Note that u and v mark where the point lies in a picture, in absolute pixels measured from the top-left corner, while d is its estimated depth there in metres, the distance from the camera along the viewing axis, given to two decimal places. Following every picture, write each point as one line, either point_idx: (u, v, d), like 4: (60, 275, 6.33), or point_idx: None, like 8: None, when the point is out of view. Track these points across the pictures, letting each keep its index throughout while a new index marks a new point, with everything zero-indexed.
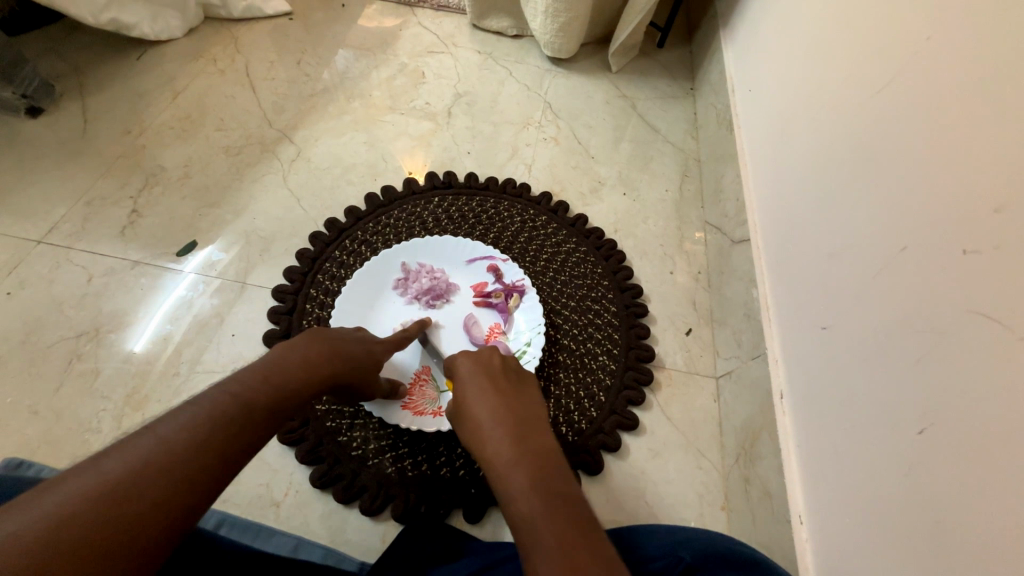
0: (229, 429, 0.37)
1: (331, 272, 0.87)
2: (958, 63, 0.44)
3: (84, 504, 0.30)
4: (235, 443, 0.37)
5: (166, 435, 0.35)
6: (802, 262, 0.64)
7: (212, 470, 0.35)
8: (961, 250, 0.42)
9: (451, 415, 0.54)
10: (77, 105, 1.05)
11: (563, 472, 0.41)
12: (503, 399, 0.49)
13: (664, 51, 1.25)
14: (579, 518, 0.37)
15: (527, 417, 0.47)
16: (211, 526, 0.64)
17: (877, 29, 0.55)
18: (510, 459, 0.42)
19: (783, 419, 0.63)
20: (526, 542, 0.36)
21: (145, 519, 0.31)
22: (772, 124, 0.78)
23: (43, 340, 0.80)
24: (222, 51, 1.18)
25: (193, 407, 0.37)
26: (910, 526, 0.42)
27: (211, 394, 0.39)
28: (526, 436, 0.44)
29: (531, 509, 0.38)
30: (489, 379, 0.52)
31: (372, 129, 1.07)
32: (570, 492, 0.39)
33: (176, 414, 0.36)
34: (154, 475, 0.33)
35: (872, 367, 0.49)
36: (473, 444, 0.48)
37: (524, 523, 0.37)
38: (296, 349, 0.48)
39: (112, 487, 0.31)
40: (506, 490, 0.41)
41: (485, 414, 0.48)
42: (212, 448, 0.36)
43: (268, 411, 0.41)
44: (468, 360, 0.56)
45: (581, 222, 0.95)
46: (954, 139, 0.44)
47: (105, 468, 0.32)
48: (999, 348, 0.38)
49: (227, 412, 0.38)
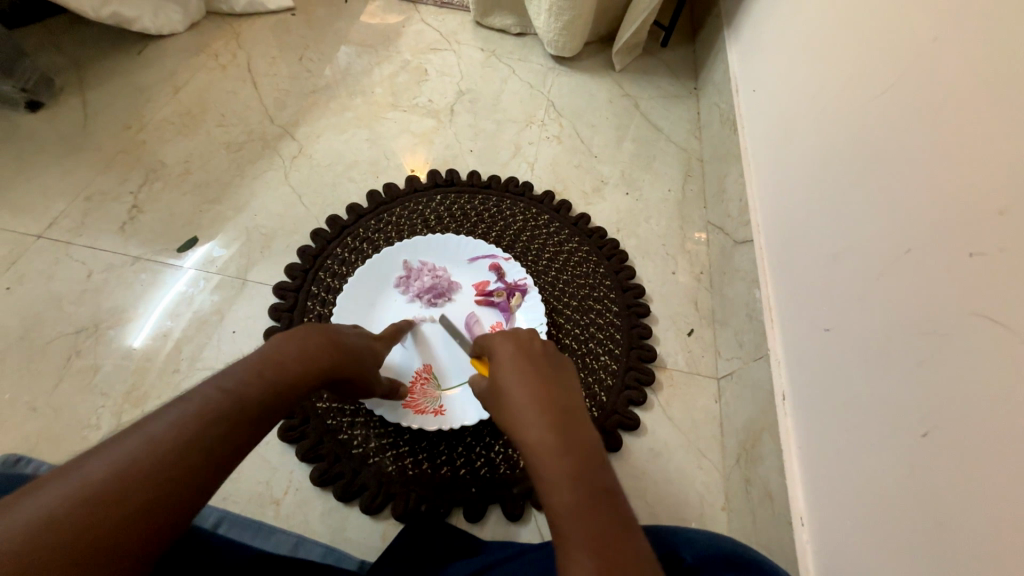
0: (221, 426, 0.37)
1: (332, 270, 0.87)
2: (966, 65, 0.44)
3: (70, 505, 0.30)
4: (227, 439, 0.37)
5: (155, 434, 0.34)
6: (805, 263, 0.64)
7: (203, 467, 0.35)
8: (965, 253, 0.41)
9: (484, 393, 0.54)
10: (77, 100, 1.04)
11: (606, 472, 0.41)
12: (543, 384, 0.48)
13: (667, 49, 1.25)
14: (623, 530, 0.37)
15: (568, 406, 0.46)
16: (211, 524, 0.64)
17: (883, 29, 0.55)
18: (552, 453, 0.41)
19: (784, 420, 0.63)
20: (566, 548, 0.37)
21: (135, 519, 0.31)
22: (775, 125, 0.78)
23: (42, 336, 0.79)
24: (224, 46, 1.17)
25: (183, 405, 0.37)
26: (913, 530, 0.42)
27: (204, 389, 0.38)
28: (567, 428, 0.44)
29: (573, 514, 0.38)
30: (528, 362, 0.51)
31: (373, 126, 1.07)
32: (614, 497, 0.39)
33: (165, 411, 0.36)
34: (142, 474, 0.32)
35: (875, 369, 0.49)
36: (508, 428, 0.47)
37: (564, 528, 0.38)
38: (293, 342, 0.48)
39: (99, 487, 0.31)
40: (546, 487, 0.40)
41: (524, 400, 0.46)
42: (203, 445, 0.35)
43: (262, 407, 0.40)
44: (507, 340, 0.54)
45: (584, 221, 0.95)
46: (961, 141, 0.43)
47: (92, 468, 0.32)
48: (1003, 351, 0.37)
49: (220, 408, 0.38)
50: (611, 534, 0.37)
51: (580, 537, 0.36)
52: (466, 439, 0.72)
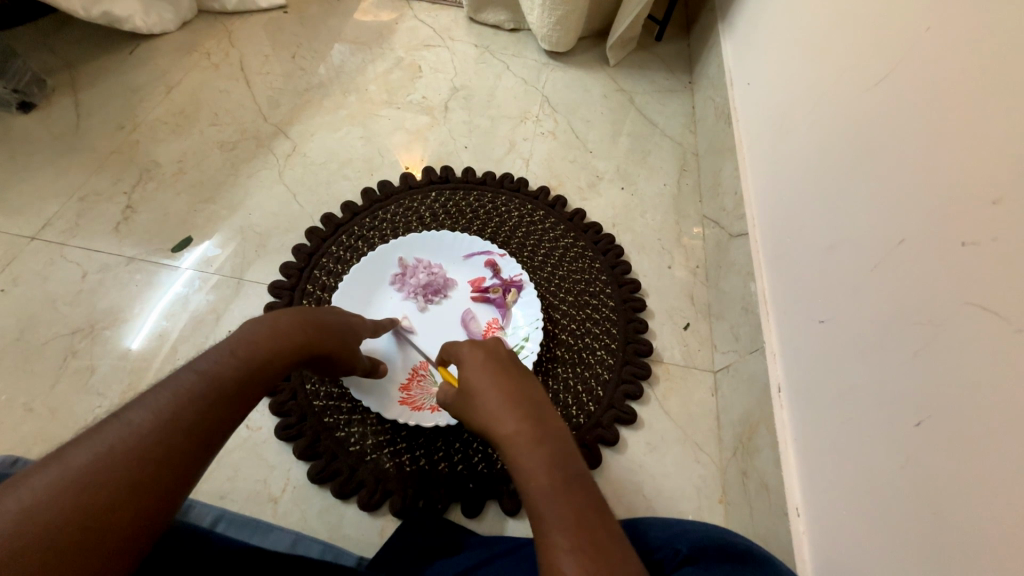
0: (199, 408, 0.39)
1: (327, 267, 0.86)
2: (957, 54, 0.44)
3: (57, 492, 0.31)
4: (208, 418, 0.39)
5: (133, 421, 0.36)
6: (800, 254, 0.64)
7: (184, 449, 0.36)
8: (959, 242, 0.42)
9: (452, 402, 0.53)
10: (69, 100, 1.04)
11: (580, 462, 0.43)
12: (512, 381, 0.49)
13: (662, 44, 1.25)
14: (599, 515, 0.39)
15: (540, 402, 0.48)
16: (209, 522, 0.64)
17: (876, 19, 0.55)
18: (529, 445, 0.43)
19: (781, 412, 0.63)
20: (545, 535, 0.38)
21: (122, 500, 0.33)
22: (770, 117, 0.78)
23: (38, 337, 0.79)
24: (217, 45, 1.17)
25: (160, 391, 0.38)
26: (909, 520, 0.42)
27: (180, 374, 0.40)
28: (541, 421, 0.45)
29: (553, 501, 0.40)
30: (496, 362, 0.51)
31: (368, 124, 1.07)
32: (589, 485, 0.41)
33: (143, 399, 0.37)
34: (124, 459, 0.34)
35: (869, 360, 0.49)
36: (482, 429, 0.48)
37: (544, 516, 0.39)
38: (265, 321, 0.49)
39: (81, 475, 0.32)
40: (524, 478, 0.42)
41: (495, 397, 0.47)
42: (181, 426, 0.37)
43: (238, 387, 0.42)
44: (471, 347, 0.54)
45: (579, 216, 0.95)
46: (957, 128, 0.43)
47: (81, 455, 0.33)
48: (998, 339, 0.37)
49: (201, 389, 0.40)
50: (589, 518, 0.39)
51: (559, 521, 0.38)
52: (463, 435, 0.72)
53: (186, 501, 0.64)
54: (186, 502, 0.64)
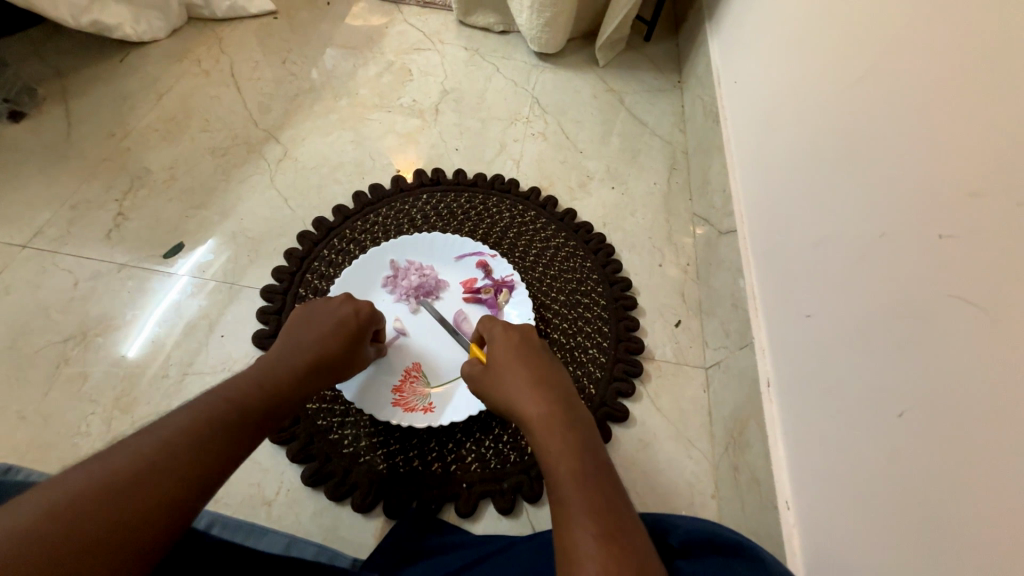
0: (218, 431, 0.45)
1: (319, 271, 0.87)
2: (933, 50, 0.45)
3: (99, 492, 0.37)
4: (222, 442, 0.44)
5: (163, 437, 0.42)
6: (785, 250, 0.65)
7: (199, 468, 0.42)
8: (937, 235, 0.42)
9: (474, 379, 0.58)
10: (59, 108, 1.04)
11: (599, 447, 0.47)
12: (541, 371, 0.54)
13: (651, 44, 1.25)
14: (614, 492, 0.43)
15: (567, 393, 0.53)
16: (203, 527, 0.64)
17: (857, 17, 0.56)
18: (555, 427, 0.48)
19: (769, 406, 0.64)
20: (562, 499, 0.43)
21: (151, 502, 0.38)
22: (756, 116, 0.78)
23: (30, 345, 0.79)
24: (207, 51, 1.17)
25: (184, 416, 0.44)
26: (892, 509, 0.43)
27: (201, 405, 0.46)
28: (568, 408, 0.50)
29: (572, 473, 0.44)
30: (528, 351, 0.57)
31: (358, 128, 1.07)
32: (606, 466, 0.46)
33: (171, 421, 0.43)
34: (155, 467, 0.40)
35: (853, 352, 0.50)
36: (508, 408, 0.52)
37: (563, 485, 0.43)
38: (271, 365, 0.56)
39: (119, 478, 0.38)
40: (548, 454, 0.46)
41: (526, 383, 0.52)
42: (202, 446, 0.43)
43: (248, 417, 0.48)
44: (504, 333, 0.59)
45: (570, 216, 0.95)
46: (934, 124, 0.44)
47: (111, 463, 0.39)
48: (975, 330, 0.38)
49: (218, 417, 0.46)
50: (604, 493, 0.43)
51: (578, 491, 0.42)
52: (456, 435, 0.73)
53: None
54: None
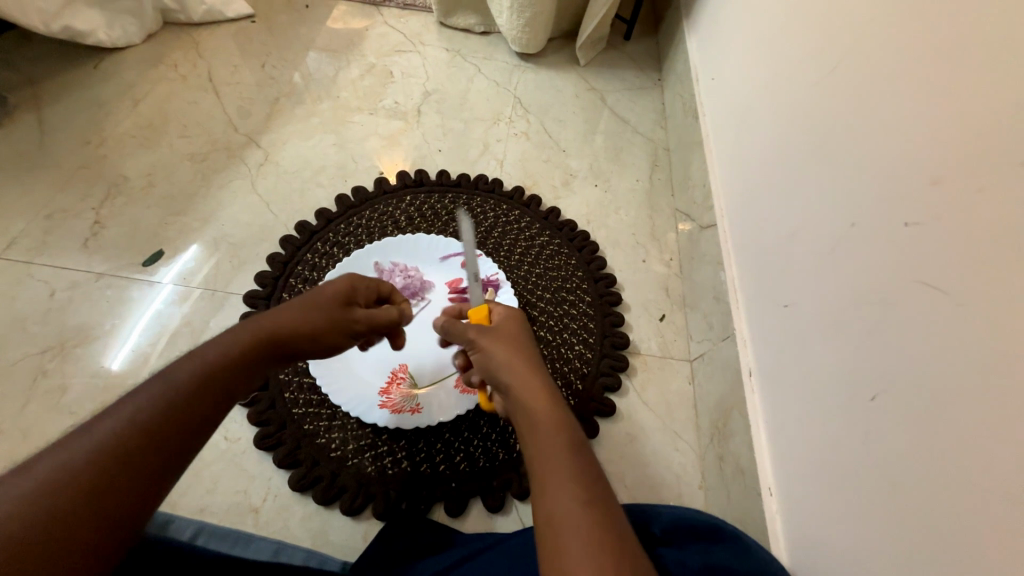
0: (190, 402, 0.41)
1: (303, 275, 0.86)
2: (896, 44, 0.46)
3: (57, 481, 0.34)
4: (192, 413, 0.41)
5: (130, 413, 0.38)
6: (763, 240, 0.66)
7: (165, 450, 0.38)
8: (904, 224, 0.43)
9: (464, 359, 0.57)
10: (31, 116, 1.02)
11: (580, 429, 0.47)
12: (526, 352, 0.54)
13: (630, 43, 1.27)
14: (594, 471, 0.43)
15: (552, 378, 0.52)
16: (187, 538, 0.59)
17: (824, 13, 0.57)
18: (540, 408, 0.48)
19: (751, 395, 0.64)
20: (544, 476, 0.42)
21: (111, 485, 0.35)
22: (733, 111, 0.79)
23: (6, 358, 0.78)
24: (184, 56, 1.16)
25: (151, 390, 0.41)
26: (868, 489, 0.44)
27: (171, 376, 0.42)
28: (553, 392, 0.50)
29: (556, 452, 0.44)
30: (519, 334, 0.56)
31: (340, 131, 1.07)
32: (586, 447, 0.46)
33: (137, 396, 0.40)
34: (116, 449, 0.36)
35: (829, 339, 0.51)
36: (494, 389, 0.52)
37: (543, 464, 0.43)
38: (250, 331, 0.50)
39: (78, 463, 0.35)
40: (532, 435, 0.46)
41: (513, 364, 0.52)
42: (169, 421, 0.39)
43: (225, 384, 0.44)
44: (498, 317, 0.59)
45: (554, 214, 0.96)
46: (898, 116, 0.45)
47: (67, 452, 0.35)
48: (939, 314, 0.39)
49: (182, 390, 0.41)
50: (586, 471, 0.43)
51: (561, 469, 0.42)
52: (444, 435, 0.73)
53: (163, 516, 0.60)
54: (162, 518, 0.60)
